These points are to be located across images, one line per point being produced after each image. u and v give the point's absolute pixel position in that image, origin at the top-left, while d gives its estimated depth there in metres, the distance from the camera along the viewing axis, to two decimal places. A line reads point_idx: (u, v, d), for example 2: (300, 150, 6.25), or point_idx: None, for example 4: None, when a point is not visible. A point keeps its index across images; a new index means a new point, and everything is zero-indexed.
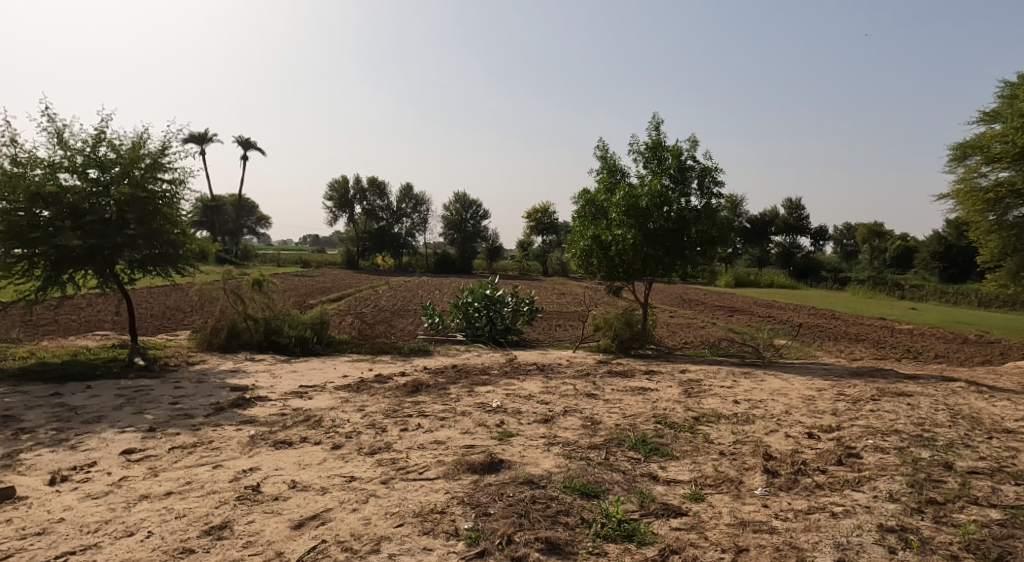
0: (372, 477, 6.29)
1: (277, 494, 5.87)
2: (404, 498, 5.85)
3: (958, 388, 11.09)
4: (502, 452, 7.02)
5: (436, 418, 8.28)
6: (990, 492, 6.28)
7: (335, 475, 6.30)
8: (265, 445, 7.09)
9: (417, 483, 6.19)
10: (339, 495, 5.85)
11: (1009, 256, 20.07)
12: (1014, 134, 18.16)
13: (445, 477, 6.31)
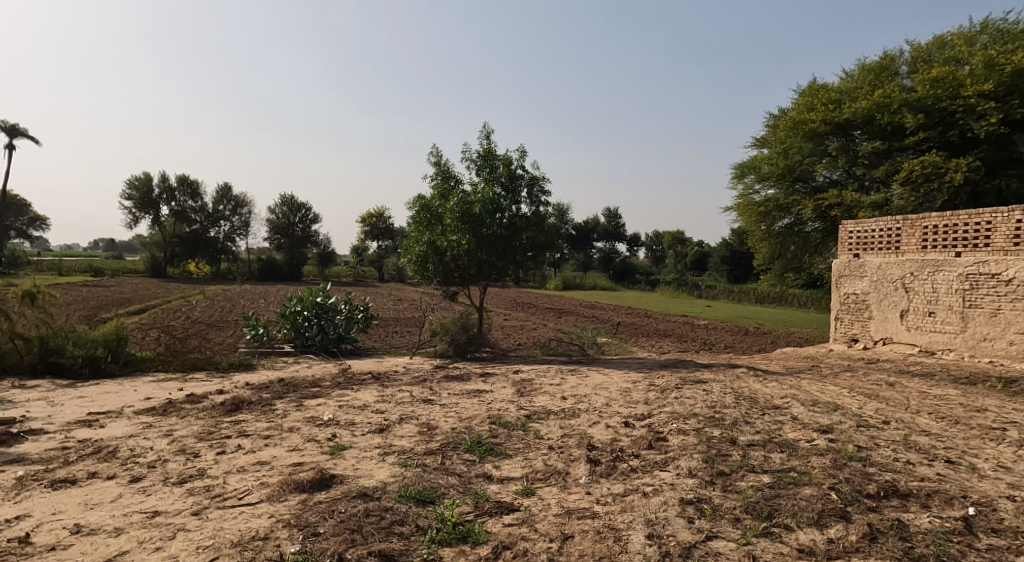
0: (181, 509, 5.92)
1: (54, 544, 5.34)
2: (221, 527, 5.59)
3: (742, 373, 12.91)
4: (333, 467, 6.94)
5: (260, 437, 7.93)
6: (764, 460, 7.45)
7: (134, 512, 5.82)
8: (39, 487, 6.33)
9: (236, 509, 5.92)
10: (139, 534, 5.45)
11: (776, 261, 23.61)
12: (780, 156, 21.89)
13: (270, 499, 6.12)
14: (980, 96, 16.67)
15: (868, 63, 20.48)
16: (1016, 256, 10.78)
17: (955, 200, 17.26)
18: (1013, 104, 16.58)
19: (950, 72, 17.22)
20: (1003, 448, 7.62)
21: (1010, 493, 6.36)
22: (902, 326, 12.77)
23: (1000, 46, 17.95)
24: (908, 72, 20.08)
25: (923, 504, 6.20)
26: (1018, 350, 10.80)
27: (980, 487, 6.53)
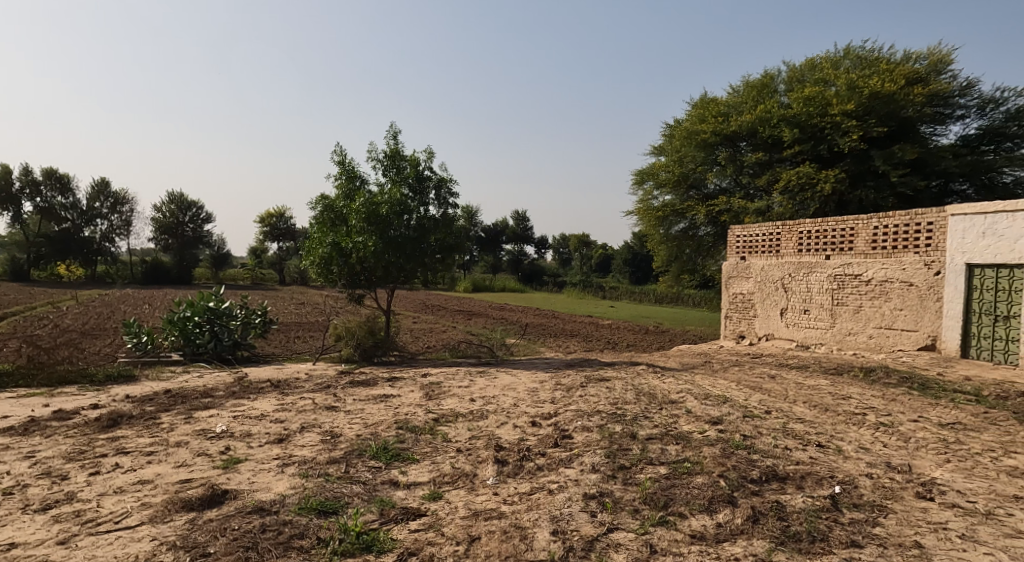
0: (45, 538, 5.52)
1: None
2: (93, 556, 5.27)
3: (643, 370, 13.54)
4: (226, 482, 6.67)
5: (142, 454, 7.49)
6: (661, 452, 7.86)
7: None
8: None
9: (113, 535, 5.58)
10: None
11: (672, 263, 24.85)
12: (676, 164, 23.01)
13: (152, 521, 5.81)
14: (845, 114, 18.44)
15: (752, 80, 22.04)
16: (875, 259, 12.00)
17: (824, 208, 18.98)
18: (871, 123, 18.45)
19: (820, 92, 18.95)
20: (864, 431, 8.47)
21: (870, 471, 7.09)
22: (782, 323, 13.83)
23: (862, 70, 19.90)
24: (786, 90, 21.79)
25: (798, 486, 6.77)
26: (877, 343, 12.00)
27: (845, 467, 7.23)
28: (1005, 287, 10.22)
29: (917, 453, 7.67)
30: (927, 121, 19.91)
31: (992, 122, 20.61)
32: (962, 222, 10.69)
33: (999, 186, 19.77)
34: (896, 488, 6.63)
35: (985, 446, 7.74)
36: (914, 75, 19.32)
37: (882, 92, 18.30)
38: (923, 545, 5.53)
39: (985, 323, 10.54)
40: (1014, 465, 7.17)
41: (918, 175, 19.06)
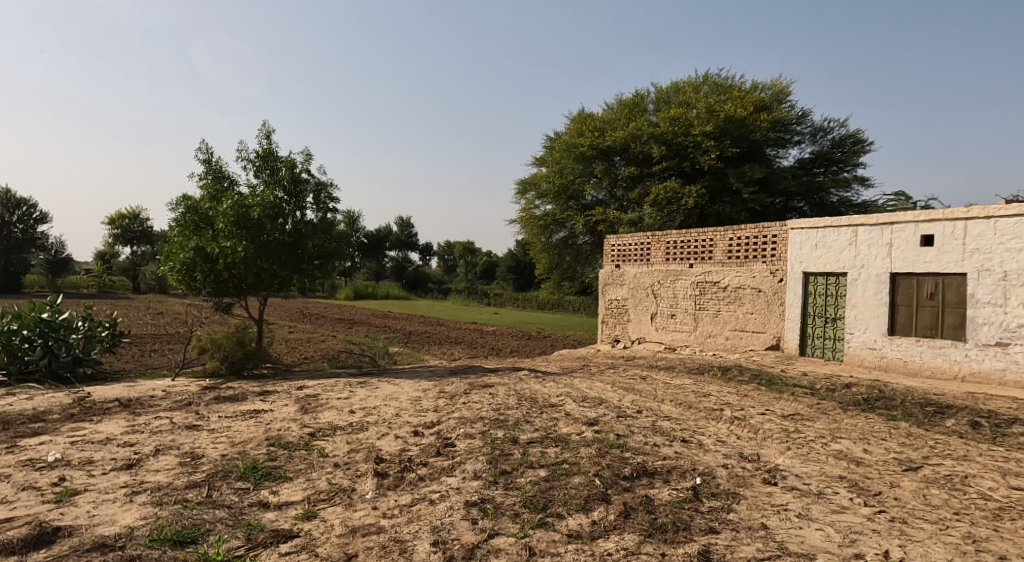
0: None
1: None
2: None
3: (525, 375, 13.85)
4: (61, 518, 6.08)
5: None
6: (540, 455, 8.11)
7: None
8: None
9: None
10: None
11: (554, 270, 25.63)
12: (558, 174, 23.77)
13: None
14: (704, 135, 20.08)
15: (624, 99, 23.31)
16: (730, 267, 13.09)
17: (688, 220, 20.47)
18: (726, 144, 20.20)
19: (683, 113, 20.54)
20: (722, 425, 9.24)
21: (726, 462, 7.74)
22: (652, 327, 14.69)
23: (718, 96, 21.75)
24: (654, 109, 23.25)
25: (665, 479, 7.25)
26: (732, 344, 13.08)
27: (705, 459, 7.85)
28: (834, 293, 11.62)
29: (765, 443, 8.47)
30: (772, 144, 22.11)
31: (822, 148, 23.23)
32: (800, 235, 12.02)
33: (828, 205, 22.42)
34: (747, 476, 7.30)
35: (818, 434, 8.71)
36: (760, 103, 21.41)
37: (735, 117, 20.25)
38: (768, 526, 6.12)
39: (818, 323, 11.89)
40: (840, 449, 8.14)
41: (765, 193, 21.09)
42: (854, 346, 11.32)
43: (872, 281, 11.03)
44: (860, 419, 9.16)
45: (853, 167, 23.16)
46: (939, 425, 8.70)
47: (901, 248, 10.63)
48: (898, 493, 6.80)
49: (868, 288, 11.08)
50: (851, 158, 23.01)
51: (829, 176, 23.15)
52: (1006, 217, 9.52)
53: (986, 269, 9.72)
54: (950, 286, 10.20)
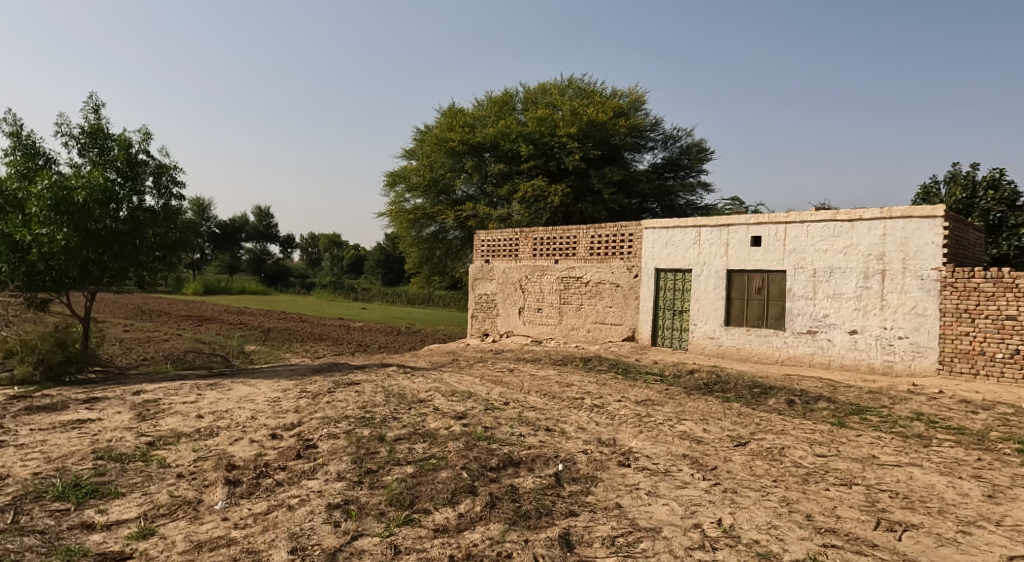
0: None
1: None
2: None
3: (392, 371, 13.66)
4: None
5: None
6: (407, 451, 8.05)
7: None
8: None
9: None
10: None
11: (423, 264, 25.43)
12: (427, 168, 23.55)
13: None
14: (569, 136, 20.97)
15: (494, 96, 23.66)
16: (592, 263, 13.74)
17: (553, 218, 21.19)
18: (588, 146, 21.17)
19: (549, 115, 21.47)
20: (583, 413, 9.70)
21: (586, 448, 8.15)
22: (519, 321, 15.05)
23: (581, 100, 22.73)
24: (523, 109, 23.80)
25: (529, 468, 7.50)
26: (593, 335, 13.73)
27: (567, 446, 8.21)
28: (681, 287, 12.57)
29: (621, 427, 9.02)
30: (630, 149, 23.46)
31: (672, 154, 25.01)
32: (653, 234, 12.89)
33: (677, 207, 24.17)
34: (604, 460, 7.74)
35: (666, 417, 9.42)
36: (619, 109, 22.66)
37: (597, 121, 21.27)
38: (622, 505, 6.53)
39: (667, 315, 12.80)
40: (684, 430, 8.86)
41: (623, 194, 22.35)
42: (697, 336, 12.31)
43: (712, 277, 12.08)
44: (702, 402, 10.01)
45: (697, 173, 25.21)
46: (764, 404, 9.73)
47: (735, 247, 11.75)
48: (730, 466, 7.53)
49: (709, 283, 12.12)
50: (696, 165, 25.04)
51: (678, 181, 24.96)
52: (816, 221, 10.88)
53: (801, 266, 11.04)
54: (774, 281, 11.45)
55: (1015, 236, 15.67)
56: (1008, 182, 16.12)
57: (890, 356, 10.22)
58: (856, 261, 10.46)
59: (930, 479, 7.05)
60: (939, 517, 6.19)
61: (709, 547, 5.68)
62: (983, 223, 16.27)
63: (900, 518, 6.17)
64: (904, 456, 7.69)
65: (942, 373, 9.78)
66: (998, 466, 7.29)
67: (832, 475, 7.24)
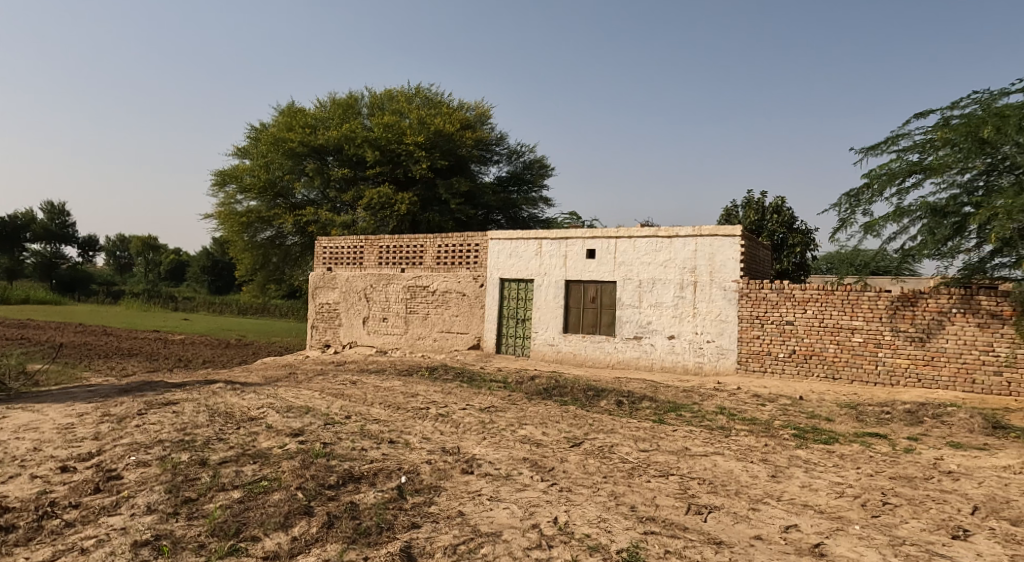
0: None
1: None
2: None
3: (218, 388, 12.68)
4: None
5: None
6: (234, 475, 7.56)
7: None
8: None
9: None
10: None
11: (258, 271, 23.98)
12: (261, 169, 22.16)
13: None
14: (415, 145, 20.93)
15: (337, 99, 22.90)
16: (438, 273, 13.84)
17: (400, 226, 21.11)
18: (436, 156, 21.30)
19: (396, 121, 21.01)
20: (427, 422, 9.76)
21: (430, 457, 8.22)
22: (363, 331, 14.72)
23: (428, 109, 22.81)
24: (368, 114, 23.38)
25: (370, 483, 7.40)
26: (439, 344, 13.80)
27: (410, 457, 8.23)
28: (524, 297, 13.09)
29: (464, 435, 9.21)
30: (476, 161, 23.96)
31: (516, 168, 25.90)
32: (497, 246, 13.29)
33: (520, 220, 25.04)
34: (448, 469, 7.85)
35: (508, 422, 9.78)
36: (465, 121, 22.96)
37: (444, 131, 21.48)
38: (464, 512, 6.67)
39: (511, 324, 13.24)
40: (524, 434, 9.25)
41: (469, 205, 22.78)
42: (537, 343, 12.85)
43: (552, 287, 12.73)
44: (542, 406, 10.50)
45: (539, 188, 26.34)
46: (597, 406, 10.42)
47: (573, 259, 12.50)
48: (566, 466, 8.01)
49: (549, 293, 12.75)
50: (538, 180, 26.13)
51: (521, 195, 25.84)
52: (641, 236, 11.89)
53: (629, 278, 11.98)
54: (606, 291, 12.32)
55: (792, 254, 18.43)
56: (788, 208, 18.77)
57: (700, 358, 11.41)
58: (674, 273, 11.57)
59: (731, 465, 8.04)
60: (737, 498, 7.06)
61: (545, 546, 5.99)
62: (769, 243, 18.78)
63: (707, 502, 6.94)
64: (710, 446, 8.69)
65: (740, 371, 11.12)
66: (782, 449, 8.51)
67: (654, 468, 7.99)
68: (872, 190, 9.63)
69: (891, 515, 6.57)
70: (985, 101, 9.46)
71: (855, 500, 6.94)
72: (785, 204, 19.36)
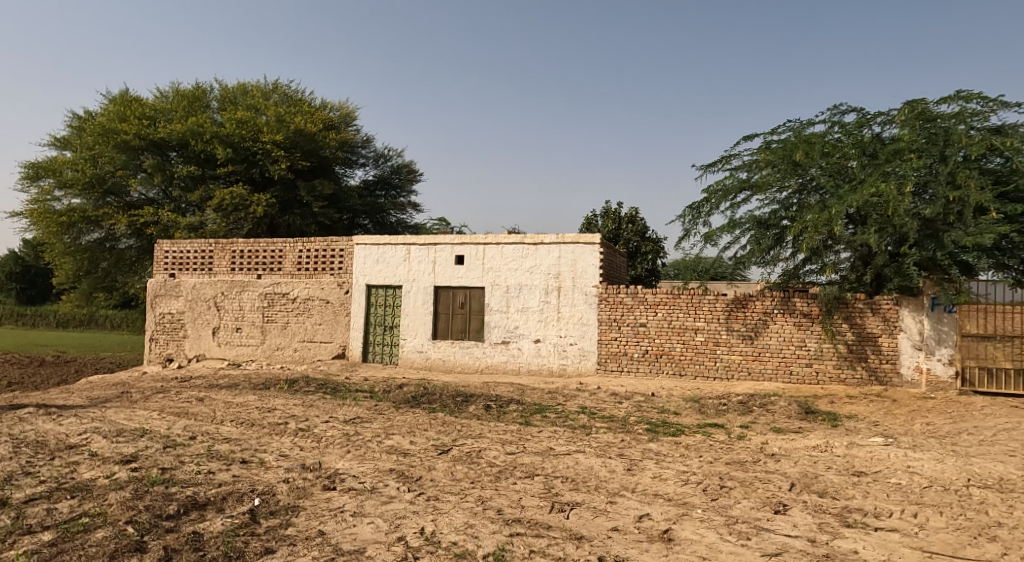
0: None
1: None
2: None
3: (26, 414, 10.97)
4: None
5: None
6: (46, 514, 6.59)
7: None
8: None
9: None
10: None
11: (81, 279, 21.12)
12: (87, 163, 19.62)
13: None
14: (273, 144, 19.81)
15: (182, 88, 20.96)
16: (299, 279, 13.20)
17: (256, 229, 19.86)
18: (296, 156, 20.34)
19: (251, 117, 19.82)
20: (285, 438, 9.23)
21: (287, 476, 7.79)
22: (214, 342, 13.60)
23: (287, 107, 21.68)
24: (218, 107, 21.80)
25: (218, 508, 6.84)
26: (300, 355, 13.12)
27: (265, 478, 7.73)
28: (391, 303, 12.90)
29: (327, 450, 8.84)
30: (341, 163, 23.25)
31: (383, 172, 25.47)
32: (363, 251, 12.98)
33: (388, 224, 24.51)
34: (308, 486, 7.50)
35: (374, 433, 9.55)
36: (329, 122, 22.27)
37: (305, 131, 20.57)
38: (325, 532, 6.39)
39: (378, 331, 12.97)
40: (392, 444, 9.10)
41: (333, 209, 22.02)
42: (406, 351, 12.71)
43: (420, 294, 12.68)
44: (409, 415, 10.36)
45: (408, 194, 26.04)
46: (465, 411, 10.50)
47: (442, 265, 12.56)
48: (433, 474, 7.99)
49: (417, 299, 12.69)
50: (406, 185, 25.82)
51: (388, 199, 25.46)
52: (507, 244, 12.25)
53: (497, 284, 12.28)
54: (475, 297, 12.52)
55: (646, 261, 20.09)
56: (641, 218, 20.36)
57: (564, 360, 11.98)
58: (539, 279, 12.06)
59: (590, 461, 8.49)
60: (596, 492, 7.45)
61: (411, 557, 5.89)
62: (625, 250, 20.19)
63: (569, 499, 7.24)
64: (573, 445, 9.12)
65: (600, 372, 11.84)
66: (636, 443, 9.15)
67: (519, 469, 8.23)
68: (711, 205, 10.77)
69: (727, 496, 7.26)
70: (798, 129, 10.98)
71: (697, 486, 7.61)
72: (638, 215, 20.98)
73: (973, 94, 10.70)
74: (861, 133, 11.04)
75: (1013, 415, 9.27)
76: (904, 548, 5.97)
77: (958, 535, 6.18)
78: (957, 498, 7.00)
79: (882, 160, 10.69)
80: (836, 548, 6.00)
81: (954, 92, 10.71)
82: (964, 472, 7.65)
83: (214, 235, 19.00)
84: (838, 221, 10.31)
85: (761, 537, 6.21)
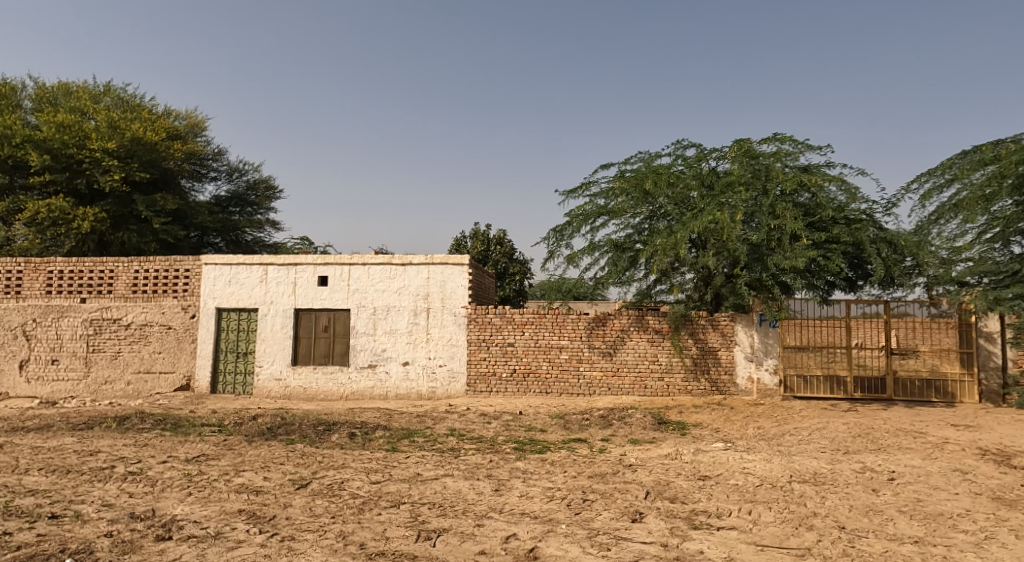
0: None
1: None
2: None
3: None
4: None
5: None
6: None
7: None
8: None
9: None
10: None
11: None
12: None
13: None
14: (104, 152, 17.58)
15: None
16: (134, 303, 11.94)
17: (82, 247, 18.00)
18: (132, 167, 18.19)
19: (76, 121, 17.29)
20: (110, 485, 7.79)
21: (109, 529, 6.40)
22: (21, 378, 11.95)
23: (121, 112, 19.30)
24: (34, 108, 19.17)
25: None
26: (135, 389, 11.81)
27: (81, 534, 6.31)
28: (246, 328, 12.02)
29: (163, 495, 7.51)
30: (186, 176, 21.68)
31: (238, 188, 23.77)
32: (213, 271, 12.03)
33: (243, 243, 23.23)
34: (136, 539, 6.17)
35: (221, 472, 8.40)
36: (171, 131, 20.16)
37: (143, 139, 18.22)
38: None
39: (229, 359, 11.97)
40: (242, 482, 7.97)
41: (177, 225, 20.21)
42: (262, 379, 11.83)
43: (279, 318, 11.92)
44: (264, 448, 9.47)
45: (266, 211, 24.51)
46: (327, 441, 9.83)
47: (303, 287, 11.92)
48: (289, 512, 6.93)
49: (275, 323, 11.92)
50: (264, 203, 24.28)
51: (244, 216, 23.78)
52: (374, 264, 11.94)
53: (362, 305, 11.90)
54: (339, 320, 12.00)
55: (513, 281, 20.54)
56: (509, 241, 21.00)
57: (433, 383, 11.83)
58: (408, 300, 11.88)
59: (458, 485, 7.91)
60: (463, 517, 6.82)
61: None
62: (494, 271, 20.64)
63: (435, 526, 6.56)
64: (440, 469, 8.60)
65: (469, 393, 11.84)
66: (504, 463, 8.92)
67: (384, 499, 7.40)
68: (572, 228, 11.32)
69: (589, 510, 7.01)
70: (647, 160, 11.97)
71: (561, 501, 7.29)
72: (506, 236, 21.56)
73: (786, 137, 12.36)
74: (700, 167, 12.29)
75: (823, 416, 10.62)
76: (741, 544, 6.10)
77: (783, 527, 6.46)
78: (783, 494, 7.40)
79: (717, 192, 11.97)
80: (685, 550, 5.99)
81: (772, 134, 12.29)
82: (788, 470, 8.24)
83: (25, 251, 17.72)
84: (682, 245, 11.33)
85: (620, 547, 6.06)
